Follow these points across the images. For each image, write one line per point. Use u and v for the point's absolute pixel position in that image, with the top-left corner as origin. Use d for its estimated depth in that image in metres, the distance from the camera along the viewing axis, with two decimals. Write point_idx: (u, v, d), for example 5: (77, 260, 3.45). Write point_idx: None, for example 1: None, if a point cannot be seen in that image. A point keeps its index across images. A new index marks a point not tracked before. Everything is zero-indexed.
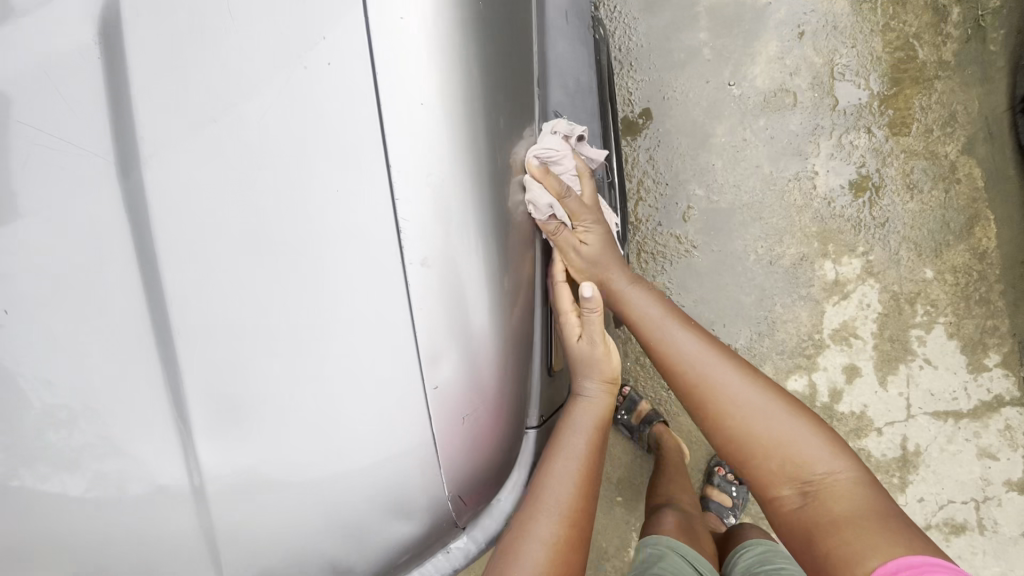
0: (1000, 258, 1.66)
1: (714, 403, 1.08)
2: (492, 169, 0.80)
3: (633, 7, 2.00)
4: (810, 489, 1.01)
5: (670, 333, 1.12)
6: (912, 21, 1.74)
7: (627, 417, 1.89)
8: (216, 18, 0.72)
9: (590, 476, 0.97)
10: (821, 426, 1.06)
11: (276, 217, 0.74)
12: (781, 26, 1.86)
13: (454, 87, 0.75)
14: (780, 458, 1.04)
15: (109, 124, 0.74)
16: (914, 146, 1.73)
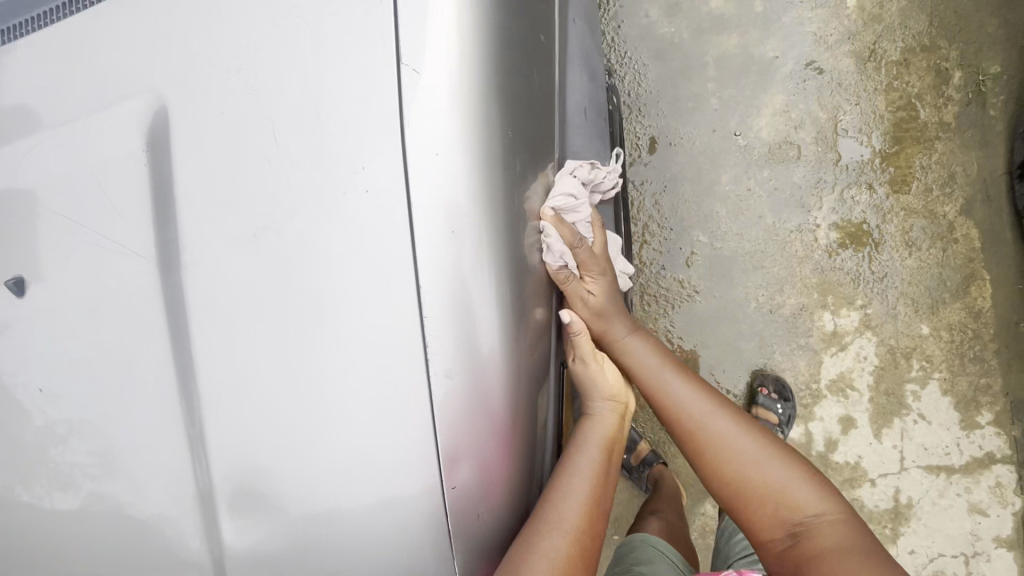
0: (994, 317, 1.70)
1: (709, 451, 1.22)
2: (507, 237, 0.84)
3: (644, 54, 2.05)
4: (800, 532, 1.13)
5: (667, 383, 1.25)
6: (914, 82, 1.79)
7: (626, 456, 1.91)
8: (258, 124, 0.79)
9: (602, 498, 0.99)
10: (805, 470, 1.19)
11: (303, 305, 0.80)
12: (787, 79, 1.90)
13: (473, 157, 0.80)
14: (771, 499, 1.17)
15: (164, 218, 0.82)
16: (914, 204, 1.78)
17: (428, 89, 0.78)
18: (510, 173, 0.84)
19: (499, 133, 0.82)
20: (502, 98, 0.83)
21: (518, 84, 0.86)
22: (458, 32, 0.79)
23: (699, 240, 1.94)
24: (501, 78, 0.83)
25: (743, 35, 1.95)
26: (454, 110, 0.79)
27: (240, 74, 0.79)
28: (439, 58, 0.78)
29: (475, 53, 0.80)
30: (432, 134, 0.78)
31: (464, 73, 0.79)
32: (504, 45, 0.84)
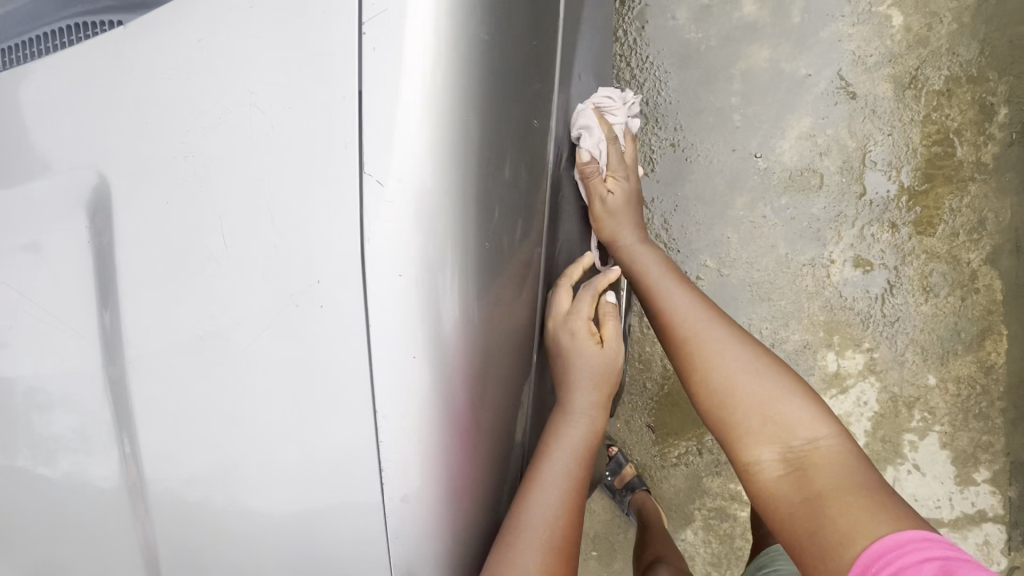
0: (1005, 374, 1.64)
1: (699, 360, 1.06)
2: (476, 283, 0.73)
3: (667, 59, 1.91)
4: (795, 458, 0.96)
5: (662, 291, 1.13)
6: (955, 116, 1.66)
7: (610, 478, 1.90)
8: (199, 180, 0.70)
9: (580, 478, 0.89)
10: (809, 394, 1.01)
11: (245, 387, 0.72)
12: (817, 101, 1.78)
13: (440, 173, 0.68)
14: (762, 418, 0.99)
15: (102, 272, 0.74)
16: (937, 248, 1.68)
17: (393, 196, 0.67)
18: (485, 280, 0.75)
19: (474, 209, 0.71)
20: (480, 199, 0.72)
21: (499, 177, 0.75)
22: (427, 127, 0.67)
23: (706, 264, 1.86)
24: (479, 175, 0.72)
25: (775, 47, 1.81)
26: (422, 220, 0.68)
27: (187, 159, 0.70)
28: (405, 160, 0.67)
29: (448, 149, 0.69)
30: (396, 248, 0.68)
31: (433, 175, 0.68)
32: (485, 135, 0.72)
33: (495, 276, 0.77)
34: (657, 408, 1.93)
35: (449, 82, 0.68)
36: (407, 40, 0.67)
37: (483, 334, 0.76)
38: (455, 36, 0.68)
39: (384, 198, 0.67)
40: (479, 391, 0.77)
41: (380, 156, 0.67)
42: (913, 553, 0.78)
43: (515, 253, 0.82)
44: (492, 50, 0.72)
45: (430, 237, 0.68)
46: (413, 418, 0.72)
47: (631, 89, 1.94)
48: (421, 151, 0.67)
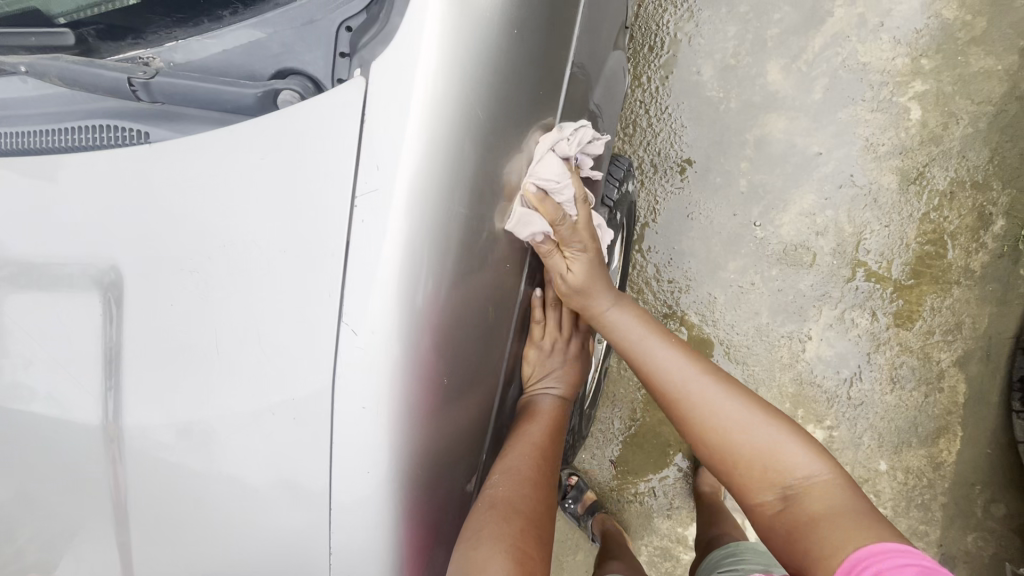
0: (953, 473, 1.71)
1: (693, 411, 1.10)
2: (448, 394, 0.74)
3: (685, 113, 1.95)
4: (792, 494, 0.98)
5: (650, 351, 1.19)
6: (953, 219, 1.70)
7: (574, 504, 1.98)
8: (190, 273, 0.72)
9: (549, 459, 0.97)
10: (792, 428, 1.05)
11: (208, 467, 0.74)
12: (824, 180, 1.81)
13: (422, 287, 0.67)
14: (758, 464, 1.02)
15: (81, 329, 0.76)
16: (910, 342, 1.74)
17: (368, 338, 0.66)
18: (453, 406, 0.75)
19: (454, 322, 0.71)
20: (456, 336, 0.73)
21: (476, 308, 0.76)
22: (408, 272, 0.66)
23: (688, 317, 1.93)
24: (456, 314, 0.72)
25: (792, 119, 1.84)
26: (397, 364, 0.67)
27: (194, 275, 0.72)
28: (383, 307, 0.66)
29: (429, 294, 0.68)
30: (367, 386, 0.67)
31: (415, 314, 0.67)
32: (465, 276, 0.72)
33: (461, 400, 0.77)
34: (623, 447, 2.02)
35: (436, 229, 0.67)
36: (392, 192, 0.65)
37: (443, 461, 0.77)
38: (446, 188, 0.66)
39: (359, 338, 0.66)
40: (436, 508, 0.78)
41: (357, 299, 0.66)
42: (893, 557, 0.81)
43: (489, 360, 0.84)
44: (482, 196, 0.72)
45: (406, 355, 0.67)
46: (376, 546, 0.71)
47: (646, 137, 1.98)
48: (405, 269, 0.65)
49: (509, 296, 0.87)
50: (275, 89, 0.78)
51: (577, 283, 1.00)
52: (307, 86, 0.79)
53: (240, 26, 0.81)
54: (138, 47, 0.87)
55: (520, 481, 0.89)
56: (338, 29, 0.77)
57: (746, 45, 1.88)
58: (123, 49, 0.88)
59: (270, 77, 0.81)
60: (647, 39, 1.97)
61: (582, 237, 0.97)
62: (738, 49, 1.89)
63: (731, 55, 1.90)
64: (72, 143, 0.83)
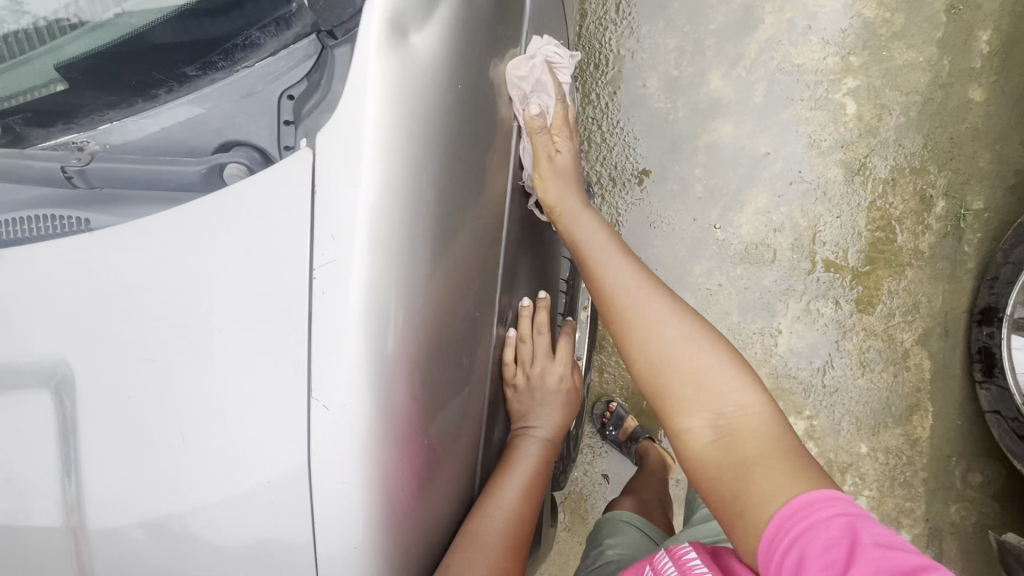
0: (929, 447, 1.77)
1: (635, 333, 1.04)
2: (426, 460, 0.72)
3: (636, 126, 2.00)
4: (722, 421, 0.93)
5: (605, 262, 1.12)
6: (898, 205, 1.78)
7: (615, 433, 1.96)
8: (145, 359, 0.69)
9: (525, 519, 0.93)
10: (738, 360, 0.99)
11: (180, 560, 0.70)
12: (775, 179, 1.88)
13: (389, 359, 0.65)
14: (694, 393, 0.96)
15: (34, 431, 0.72)
16: (874, 326, 1.80)
17: (339, 413, 0.64)
18: (431, 466, 0.74)
19: (425, 391, 0.70)
20: (428, 404, 0.71)
21: (447, 365, 0.74)
22: (374, 348, 0.64)
23: None
24: (426, 378, 0.70)
25: (737, 123, 1.91)
26: (371, 433, 0.65)
27: (151, 361, 0.69)
28: (352, 381, 0.64)
29: (396, 362, 0.66)
30: (340, 458, 0.65)
31: (383, 393, 0.65)
32: (433, 342, 0.70)
33: (439, 462, 0.76)
34: (613, 459, 2.03)
35: (400, 296, 0.66)
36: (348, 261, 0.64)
37: (429, 523, 0.75)
38: (404, 254, 0.66)
39: (328, 414, 0.64)
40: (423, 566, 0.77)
41: (320, 376, 0.64)
42: (824, 510, 0.77)
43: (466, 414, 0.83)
44: (443, 253, 0.71)
45: (376, 432, 0.65)
46: None
47: (601, 152, 2.02)
48: (370, 343, 0.64)
49: (478, 347, 0.86)
50: (219, 163, 0.79)
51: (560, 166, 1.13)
52: (252, 156, 0.80)
53: (179, 104, 0.81)
54: (70, 132, 0.83)
55: (489, 546, 0.86)
56: (279, 98, 0.79)
57: (686, 56, 1.94)
58: (53, 135, 0.84)
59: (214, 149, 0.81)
60: (593, 57, 2.01)
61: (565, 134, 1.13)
62: (679, 60, 1.95)
63: (673, 66, 1.96)
64: (10, 237, 0.80)
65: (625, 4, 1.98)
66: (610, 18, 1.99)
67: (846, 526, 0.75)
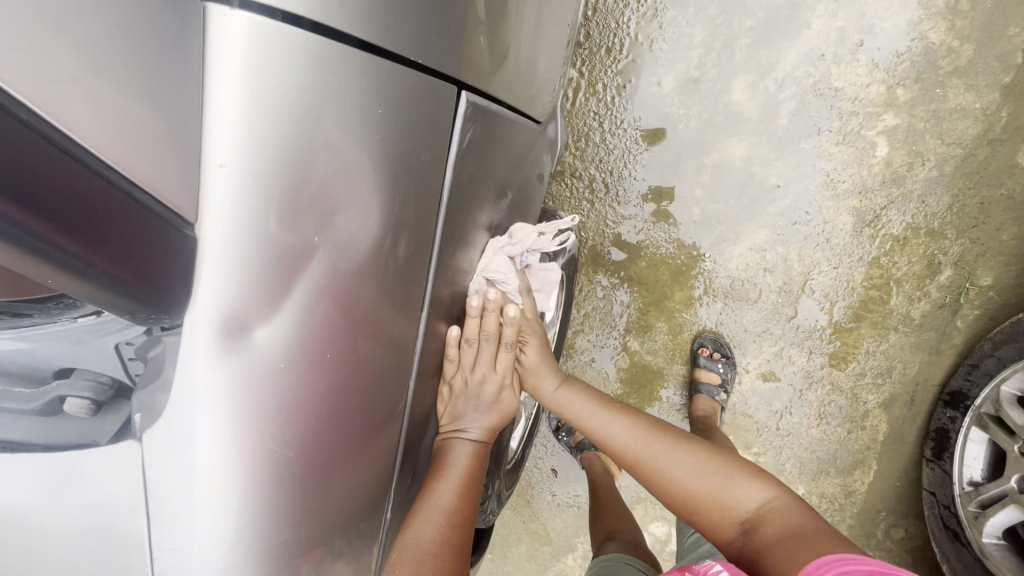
0: (863, 499, 1.83)
1: (658, 478, 1.13)
2: (326, 449, 0.68)
3: (641, 129, 1.78)
4: (748, 525, 0.99)
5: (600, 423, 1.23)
6: (902, 265, 1.66)
7: (566, 438, 2.04)
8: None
9: (462, 511, 0.98)
10: (740, 467, 1.08)
11: None
12: (778, 216, 1.72)
13: (252, 356, 0.59)
14: (717, 501, 1.05)
15: None
16: (842, 382, 1.77)
17: (204, 453, 0.59)
18: (337, 454, 0.70)
19: (309, 378, 0.64)
20: (317, 389, 0.65)
21: (341, 440, 0.69)
22: (230, 344, 0.58)
23: (629, 345, 1.91)
24: (311, 450, 0.66)
25: (753, 145, 1.70)
26: (243, 357, 0.58)
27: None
28: (209, 388, 0.57)
29: (268, 442, 0.62)
30: (203, 543, 0.61)
31: (249, 383, 0.59)
32: (317, 330, 0.63)
33: (351, 448, 0.72)
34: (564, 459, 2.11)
35: (259, 289, 0.58)
36: (209, 330, 0.57)
37: (339, 503, 0.73)
38: (262, 245, 0.57)
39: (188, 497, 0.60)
40: (338, 488, 0.72)
41: (179, 455, 0.59)
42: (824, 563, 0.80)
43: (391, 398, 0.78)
44: (328, 324, 0.64)
45: (251, 423, 0.60)
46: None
47: (598, 153, 1.82)
48: (224, 345, 0.57)
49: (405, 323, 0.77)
50: (56, 398, 0.65)
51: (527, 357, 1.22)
52: (99, 382, 0.65)
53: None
54: None
55: (417, 560, 0.87)
56: (116, 348, 0.62)
57: (712, 55, 1.68)
58: None
59: (54, 377, 0.66)
60: (605, 39, 1.74)
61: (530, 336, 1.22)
62: (702, 60, 1.69)
63: (695, 65, 1.70)
64: None
65: None
66: None
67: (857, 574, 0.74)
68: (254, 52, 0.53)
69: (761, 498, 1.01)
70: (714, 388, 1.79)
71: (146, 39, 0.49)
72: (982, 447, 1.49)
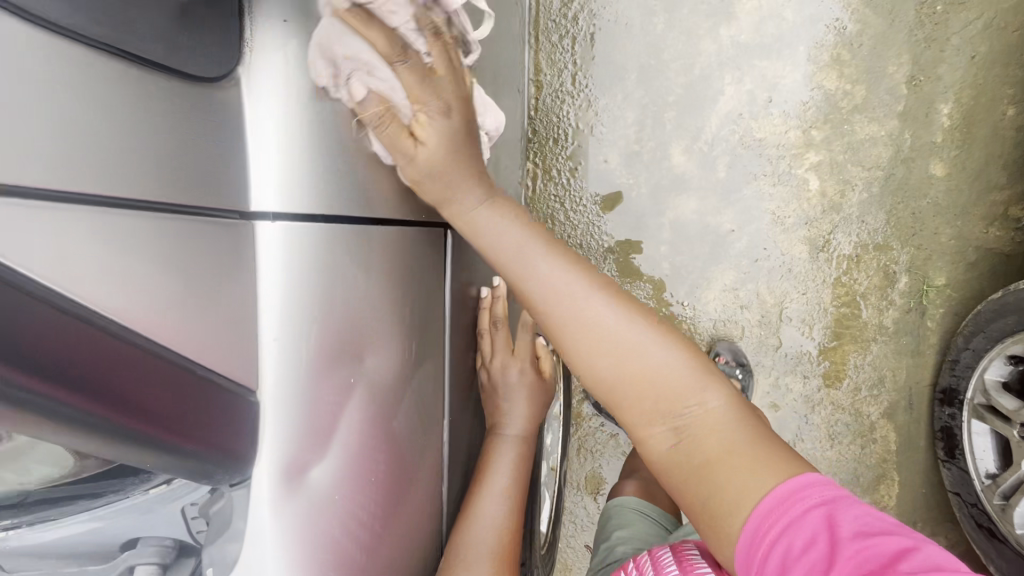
0: (897, 514, 1.82)
1: (583, 344, 0.97)
2: (372, 541, 0.82)
3: (598, 202, 1.95)
4: (682, 424, 0.91)
5: (529, 261, 1.00)
6: (862, 280, 1.79)
7: None
8: None
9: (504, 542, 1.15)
10: (684, 349, 0.97)
11: None
12: (740, 257, 1.86)
13: (311, 488, 0.71)
14: (655, 393, 0.93)
15: None
16: (842, 400, 1.83)
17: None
18: (380, 539, 0.84)
19: (355, 486, 0.78)
20: (360, 492, 0.79)
21: (399, 492, 0.89)
22: (290, 484, 0.68)
23: None
24: (359, 543, 0.80)
25: (701, 200, 1.87)
26: (299, 491, 0.69)
27: None
28: (279, 524, 0.68)
29: (331, 552, 0.74)
30: None
31: (311, 511, 0.71)
32: (359, 444, 0.78)
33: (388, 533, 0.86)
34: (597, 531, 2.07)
35: (304, 433, 0.69)
36: (278, 472, 0.67)
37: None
38: (309, 397, 0.69)
39: None
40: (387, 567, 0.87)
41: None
42: (804, 501, 0.76)
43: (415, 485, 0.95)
44: (361, 435, 0.78)
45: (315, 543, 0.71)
46: None
47: (565, 230, 1.97)
48: (290, 488, 0.68)
49: (419, 407, 0.95)
50: (129, 566, 0.75)
51: (428, 161, 0.90)
52: (164, 545, 0.75)
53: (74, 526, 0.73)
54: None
55: None
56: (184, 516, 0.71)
57: (646, 130, 1.89)
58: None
59: (121, 549, 0.76)
60: (551, 131, 1.95)
61: (439, 100, 0.88)
62: (639, 135, 1.89)
63: (633, 140, 1.90)
64: None
65: (582, 76, 1.90)
66: (567, 90, 1.91)
67: (825, 516, 0.74)
68: (291, 247, 0.67)
69: (707, 398, 0.93)
70: (732, 367, 1.82)
71: (208, 256, 0.62)
72: (989, 439, 1.54)
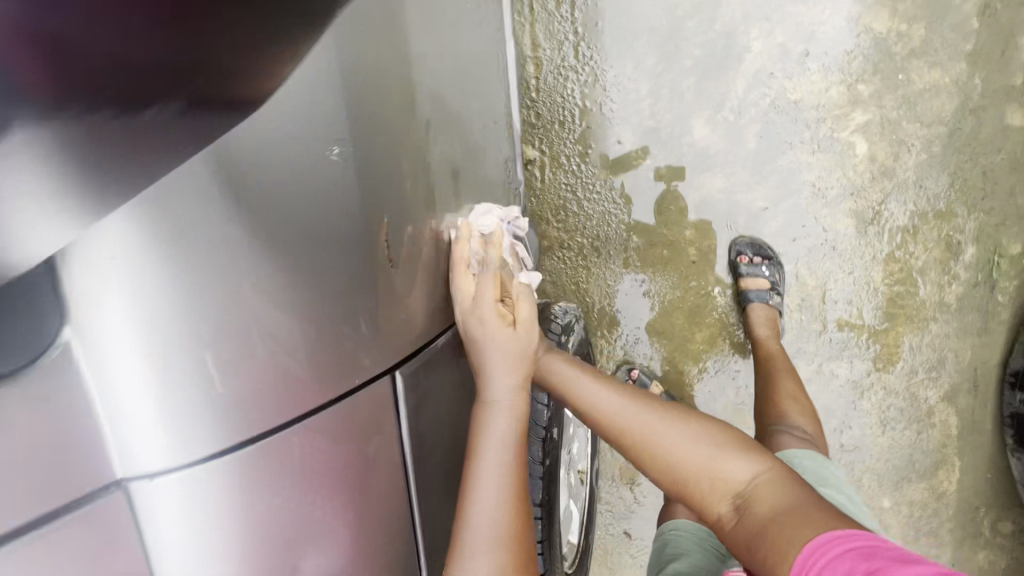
0: (956, 497, 1.72)
1: (638, 446, 1.06)
2: None
3: (614, 189, 1.75)
4: (740, 501, 0.95)
5: (581, 391, 1.13)
6: (919, 254, 1.59)
7: None
8: None
9: None
10: (731, 436, 1.04)
11: None
12: (776, 237, 1.68)
13: None
14: (704, 473, 0.99)
15: None
16: (895, 385, 1.68)
17: None
18: None
19: None
20: None
21: None
22: None
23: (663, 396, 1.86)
24: None
25: (728, 176, 1.67)
26: None
27: None
28: None
29: None
30: None
31: None
32: None
33: None
34: (633, 517, 2.07)
35: None
36: None
37: None
38: None
39: None
40: None
41: None
42: (842, 542, 0.77)
43: None
44: None
45: None
46: None
47: (578, 221, 1.79)
48: None
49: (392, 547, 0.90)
50: None
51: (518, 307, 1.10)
52: None
53: None
54: None
55: None
56: None
57: (662, 102, 1.66)
58: None
59: None
60: (556, 113, 1.73)
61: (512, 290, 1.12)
62: (654, 108, 1.67)
63: (648, 115, 1.68)
64: None
65: (585, 47, 1.67)
66: (571, 64, 1.68)
67: (862, 553, 0.74)
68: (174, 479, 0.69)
69: (752, 470, 0.98)
70: (764, 292, 1.65)
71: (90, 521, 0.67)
72: None
